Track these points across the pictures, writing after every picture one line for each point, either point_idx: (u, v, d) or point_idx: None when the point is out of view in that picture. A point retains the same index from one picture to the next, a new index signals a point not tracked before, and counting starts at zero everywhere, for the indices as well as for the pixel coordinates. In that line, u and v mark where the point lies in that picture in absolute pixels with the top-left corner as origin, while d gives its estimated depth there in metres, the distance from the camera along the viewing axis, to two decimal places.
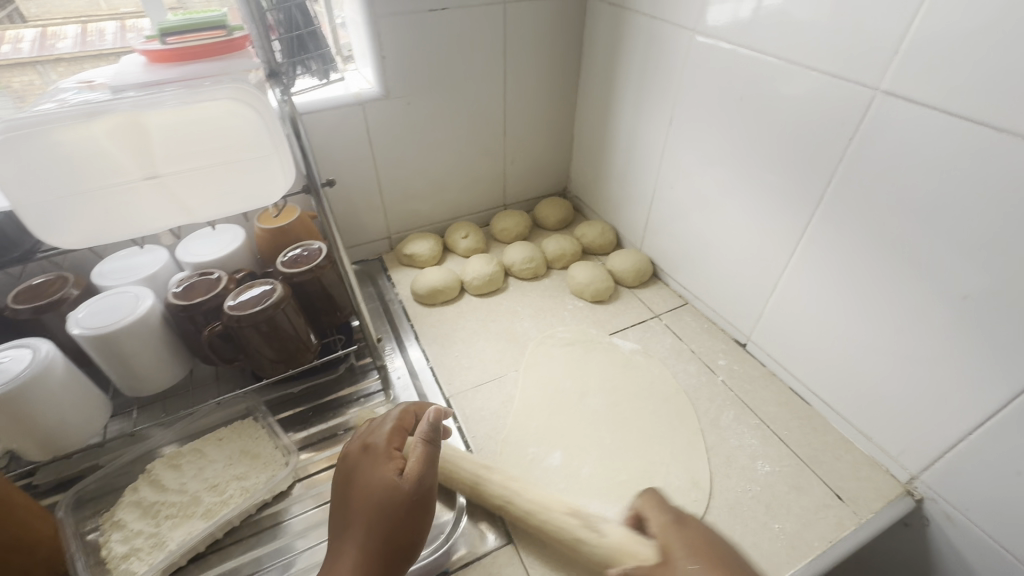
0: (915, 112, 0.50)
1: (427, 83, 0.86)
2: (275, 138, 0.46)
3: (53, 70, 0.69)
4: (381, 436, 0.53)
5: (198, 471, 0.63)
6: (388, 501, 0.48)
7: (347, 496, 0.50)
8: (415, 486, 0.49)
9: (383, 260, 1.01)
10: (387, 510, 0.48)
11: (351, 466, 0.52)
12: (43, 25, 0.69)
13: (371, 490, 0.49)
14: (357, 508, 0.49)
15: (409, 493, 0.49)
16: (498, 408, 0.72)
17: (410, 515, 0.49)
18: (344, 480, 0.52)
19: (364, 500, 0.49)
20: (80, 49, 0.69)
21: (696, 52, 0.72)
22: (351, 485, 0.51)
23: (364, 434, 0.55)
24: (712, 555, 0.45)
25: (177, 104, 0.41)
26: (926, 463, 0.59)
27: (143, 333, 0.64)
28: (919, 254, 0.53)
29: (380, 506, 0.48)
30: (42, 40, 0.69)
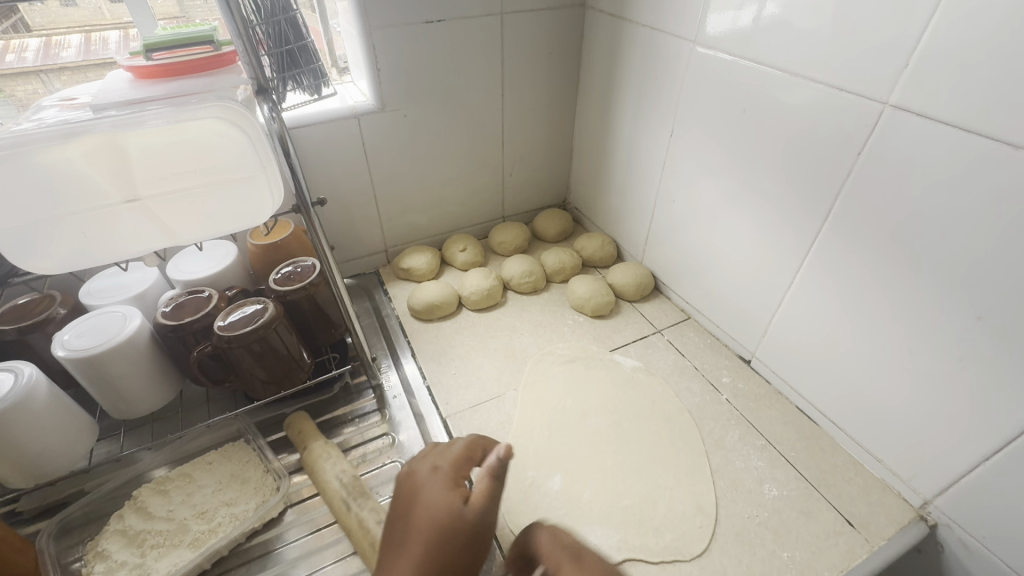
0: (924, 127, 0.49)
1: (423, 95, 0.84)
2: (263, 158, 0.45)
3: (56, 79, 0.66)
4: (444, 459, 0.50)
5: (186, 497, 0.61)
6: (452, 529, 0.44)
7: (404, 516, 0.46)
8: (479, 516, 0.45)
9: (380, 274, 0.99)
10: (449, 538, 0.44)
11: (408, 485, 0.48)
12: (47, 35, 0.66)
13: (434, 514, 0.45)
14: (414, 529, 0.45)
15: (473, 524, 0.45)
16: (495, 427, 0.70)
17: (473, 548, 0.44)
18: (399, 500, 0.47)
19: (424, 524, 0.44)
20: (88, 58, 0.67)
21: (696, 63, 0.71)
22: (407, 506, 0.46)
23: (422, 454, 0.51)
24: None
25: (159, 124, 0.40)
26: (940, 487, 0.57)
27: (131, 354, 0.62)
28: (929, 272, 0.52)
29: (444, 531, 0.44)
30: (46, 49, 0.66)
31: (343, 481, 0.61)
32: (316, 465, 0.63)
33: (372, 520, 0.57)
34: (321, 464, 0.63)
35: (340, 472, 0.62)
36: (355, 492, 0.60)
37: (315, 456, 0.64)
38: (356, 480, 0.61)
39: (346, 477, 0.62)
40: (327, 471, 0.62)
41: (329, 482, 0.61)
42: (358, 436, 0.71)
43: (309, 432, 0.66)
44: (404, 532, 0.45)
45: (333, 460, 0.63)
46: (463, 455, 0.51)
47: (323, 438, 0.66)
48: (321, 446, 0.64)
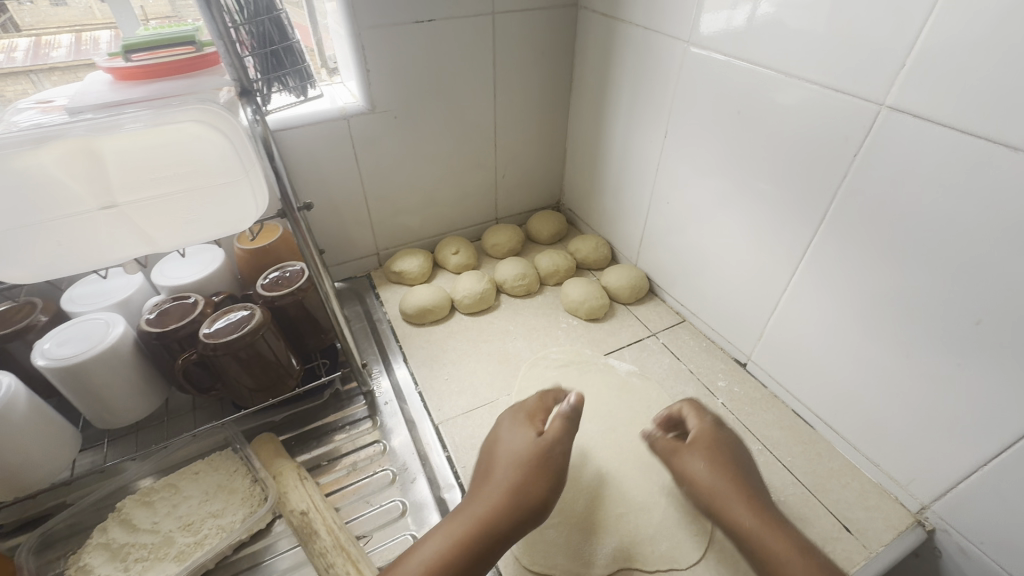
0: (921, 128, 0.48)
1: (415, 95, 0.83)
2: (245, 162, 0.43)
3: (46, 79, 0.64)
4: (524, 407, 0.59)
5: (171, 508, 0.60)
6: (529, 457, 0.52)
7: (490, 452, 0.55)
8: (551, 447, 0.53)
9: (371, 277, 0.98)
10: (525, 464, 0.51)
11: (495, 432, 0.57)
12: (37, 34, 0.65)
13: (513, 445, 0.53)
14: (500, 459, 0.52)
15: (550, 450, 0.52)
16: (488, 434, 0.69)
17: (548, 475, 0.51)
18: (488, 443, 0.56)
19: (505, 454, 0.53)
20: (76, 58, 0.65)
21: (690, 63, 0.70)
22: (493, 447, 0.55)
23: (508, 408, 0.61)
24: (744, 464, 0.58)
25: (135, 127, 0.38)
26: (938, 492, 0.56)
27: (114, 362, 0.60)
28: (925, 275, 0.51)
29: (521, 458, 0.51)
30: (36, 49, 0.65)
31: (293, 523, 0.57)
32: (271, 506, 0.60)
33: (319, 567, 0.53)
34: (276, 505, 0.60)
35: (290, 512, 0.58)
36: (302, 536, 0.56)
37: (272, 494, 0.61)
38: (304, 519, 0.57)
39: (295, 517, 0.57)
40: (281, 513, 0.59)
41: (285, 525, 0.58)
42: (348, 443, 0.69)
43: (264, 465, 0.63)
44: (490, 461, 0.53)
45: (286, 497, 0.59)
46: (544, 405, 0.60)
47: (274, 472, 0.62)
48: (272, 485, 0.61)
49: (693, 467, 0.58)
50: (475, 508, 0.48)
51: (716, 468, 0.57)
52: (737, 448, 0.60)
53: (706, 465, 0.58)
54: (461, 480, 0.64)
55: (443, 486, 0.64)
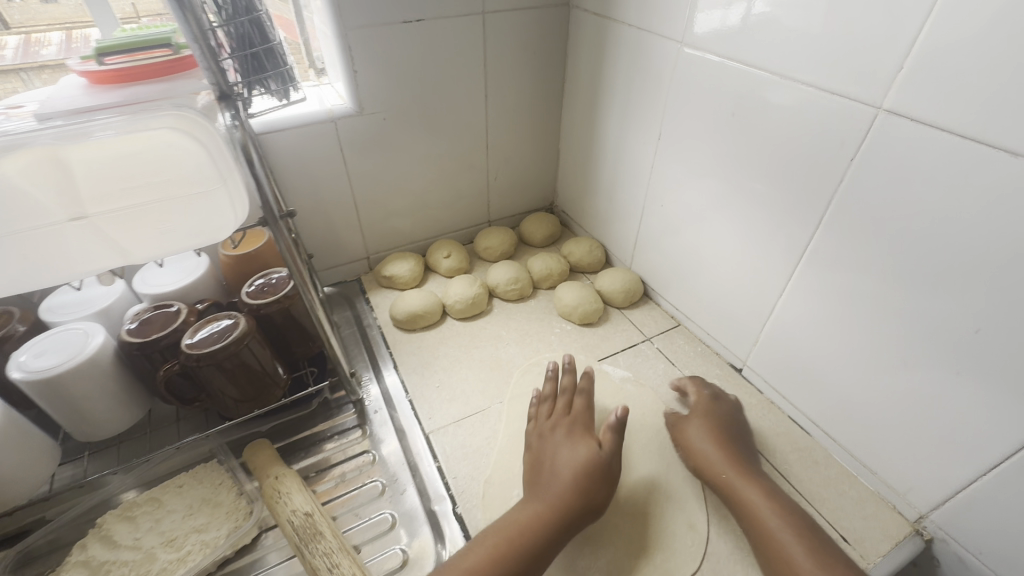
0: (918, 132, 0.47)
1: (405, 97, 0.82)
2: (223, 169, 0.42)
3: (36, 78, 0.62)
4: (571, 415, 0.62)
5: (154, 523, 0.58)
6: (592, 469, 0.56)
7: (549, 460, 0.58)
8: (611, 459, 0.57)
9: (362, 282, 0.96)
10: (589, 475, 0.55)
11: (547, 440, 0.60)
12: (27, 32, 0.63)
13: (575, 457, 0.57)
14: (562, 467, 0.56)
15: (609, 462, 0.57)
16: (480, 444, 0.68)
17: (608, 484, 0.56)
18: (540, 450, 0.59)
19: (566, 465, 0.56)
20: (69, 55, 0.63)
21: (684, 64, 0.69)
22: (549, 454, 0.58)
23: (547, 410, 0.64)
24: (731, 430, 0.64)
25: (106, 135, 0.37)
26: (936, 501, 0.56)
27: (93, 373, 0.59)
28: (923, 281, 0.50)
29: (585, 470, 0.55)
30: (26, 47, 0.63)
31: (294, 523, 0.55)
32: (268, 505, 0.57)
33: (323, 567, 0.51)
34: (273, 507, 0.57)
35: (292, 512, 0.56)
36: (306, 534, 0.54)
37: (269, 497, 0.58)
38: (309, 520, 0.55)
39: (298, 517, 0.55)
40: (279, 514, 0.56)
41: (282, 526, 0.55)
42: (337, 453, 0.68)
43: (263, 468, 0.61)
44: (551, 469, 0.56)
45: (287, 498, 0.57)
46: (587, 413, 0.63)
47: (276, 473, 0.60)
48: (273, 484, 0.59)
49: (694, 437, 0.64)
50: (544, 508, 0.53)
51: (712, 436, 0.63)
52: (733, 418, 0.66)
53: (704, 432, 0.64)
54: (452, 492, 0.63)
55: (434, 498, 0.62)
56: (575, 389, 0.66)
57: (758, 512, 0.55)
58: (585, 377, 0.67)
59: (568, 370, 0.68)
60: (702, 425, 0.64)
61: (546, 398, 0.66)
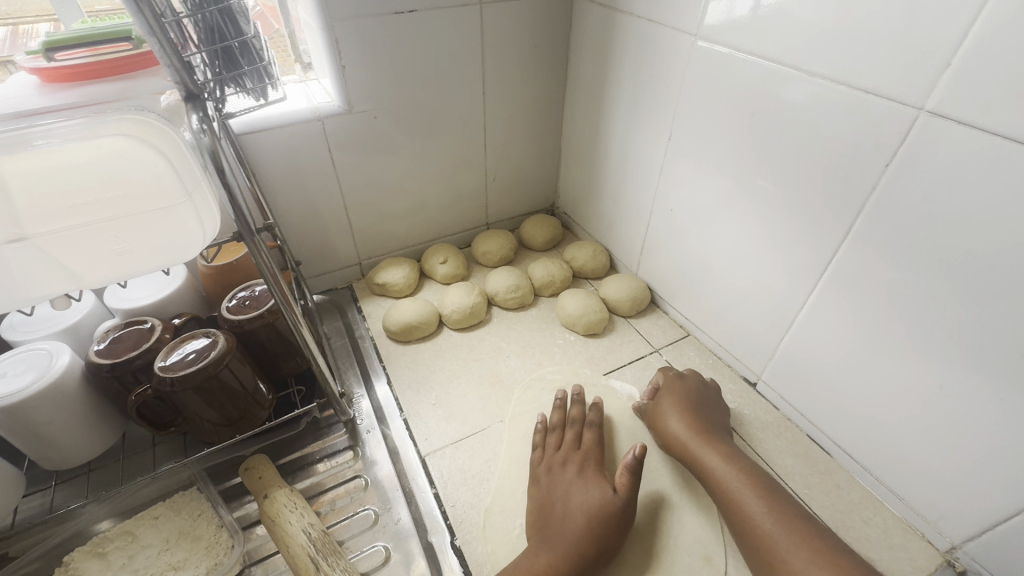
0: (966, 137, 0.42)
1: (398, 94, 0.77)
2: (187, 183, 0.38)
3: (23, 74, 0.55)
4: (582, 450, 0.59)
5: (127, 560, 0.54)
6: (604, 515, 0.52)
7: (560, 499, 0.54)
8: (625, 504, 0.53)
9: (354, 289, 0.91)
10: (602, 521, 0.51)
11: (557, 476, 0.57)
12: (14, 23, 0.58)
13: (587, 501, 0.53)
14: (574, 508, 0.52)
15: (621, 509, 0.52)
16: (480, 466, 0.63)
17: (623, 529, 0.52)
18: (550, 486, 0.56)
19: (580, 507, 0.52)
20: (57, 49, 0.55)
21: (697, 59, 0.64)
22: (561, 493, 0.55)
23: (555, 443, 0.61)
24: (695, 406, 0.63)
25: (47, 144, 0.32)
26: (971, 533, 0.52)
27: (58, 398, 0.54)
28: (965, 299, 0.46)
29: (597, 515, 0.51)
30: (14, 39, 0.57)
31: (311, 535, 0.53)
32: (279, 513, 0.54)
33: None
34: (285, 516, 0.54)
35: (308, 525, 0.54)
36: (326, 549, 0.52)
37: (277, 506, 0.55)
38: (326, 536, 0.54)
39: (316, 532, 0.54)
40: (291, 524, 0.53)
41: (293, 537, 0.52)
42: (330, 477, 0.63)
43: (271, 479, 0.58)
44: (563, 509, 0.53)
45: (300, 509, 0.55)
46: (600, 450, 0.59)
47: (288, 486, 0.58)
48: (287, 494, 0.56)
49: (664, 412, 0.63)
50: (556, 551, 0.49)
51: (681, 410, 0.62)
52: (703, 393, 0.65)
53: (670, 406, 0.63)
54: (450, 522, 0.59)
55: (431, 529, 0.58)
56: (584, 422, 0.63)
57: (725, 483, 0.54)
58: (594, 409, 0.64)
59: (575, 401, 0.65)
60: (671, 402, 0.63)
61: (550, 425, 0.63)
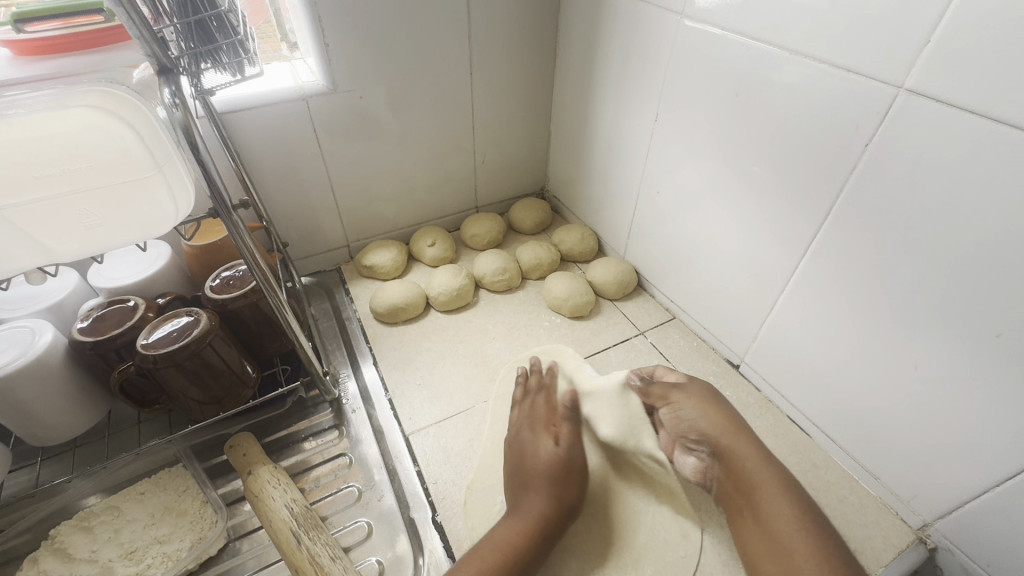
0: (945, 115, 0.42)
1: (384, 74, 0.76)
2: (157, 155, 0.38)
3: None
4: (532, 412, 0.62)
5: (113, 534, 0.54)
6: (554, 469, 0.54)
7: (517, 460, 0.57)
8: (569, 451, 0.56)
9: (342, 271, 0.91)
10: (554, 477, 0.53)
11: (515, 440, 0.59)
12: None
13: (536, 457, 0.55)
14: (529, 473, 0.54)
15: (568, 459, 0.55)
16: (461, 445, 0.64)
17: (573, 478, 0.54)
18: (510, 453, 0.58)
19: (532, 468, 0.54)
20: None
21: (684, 38, 0.63)
22: (517, 456, 0.57)
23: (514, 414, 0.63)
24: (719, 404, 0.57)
25: (15, 113, 0.32)
26: (943, 511, 0.52)
27: (41, 375, 0.54)
28: (941, 278, 0.46)
29: (548, 470, 0.54)
30: None
31: (294, 510, 0.54)
32: (260, 492, 0.55)
33: (325, 554, 0.51)
34: (267, 491, 0.55)
35: (290, 501, 0.55)
36: (308, 523, 0.53)
37: (260, 483, 0.56)
38: (308, 510, 0.55)
39: (299, 506, 0.55)
40: (273, 500, 0.54)
41: (275, 512, 0.53)
42: (315, 455, 0.64)
43: (255, 456, 0.59)
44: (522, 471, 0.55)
45: (279, 485, 0.56)
46: (551, 408, 0.61)
47: (272, 463, 0.59)
48: (270, 471, 0.57)
49: (677, 403, 0.58)
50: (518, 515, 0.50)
51: (705, 409, 0.56)
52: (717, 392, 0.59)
53: (694, 410, 0.57)
54: (432, 499, 0.59)
55: (413, 505, 0.59)
56: (536, 388, 0.65)
57: (779, 516, 0.48)
58: (550, 378, 0.66)
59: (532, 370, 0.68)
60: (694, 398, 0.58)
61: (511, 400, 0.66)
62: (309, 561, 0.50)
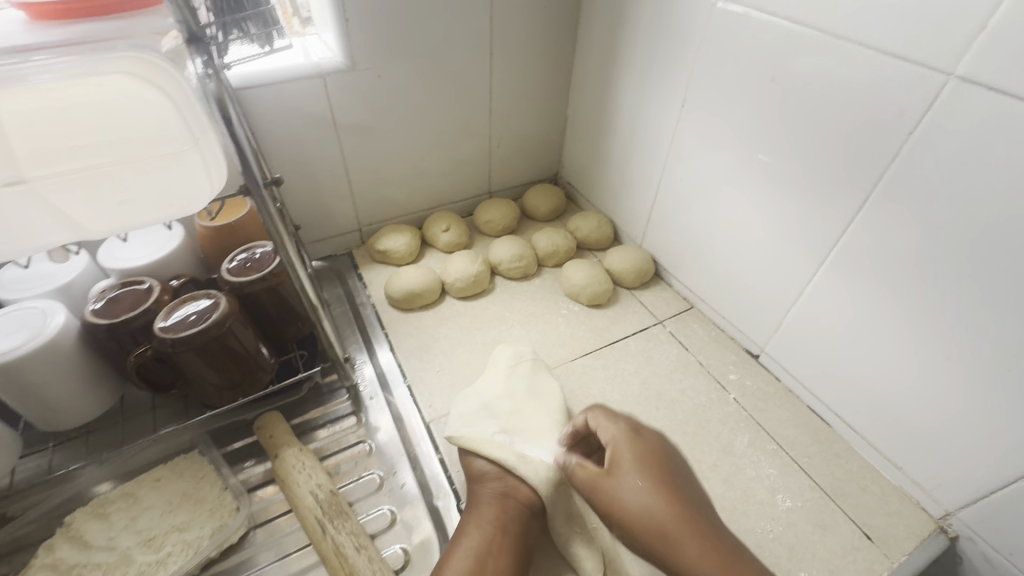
0: (995, 104, 0.41)
1: (401, 49, 0.73)
2: (193, 128, 0.35)
3: None
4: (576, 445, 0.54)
5: (130, 521, 0.53)
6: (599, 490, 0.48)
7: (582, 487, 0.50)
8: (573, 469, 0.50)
9: (353, 256, 0.90)
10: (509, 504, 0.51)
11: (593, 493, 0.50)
12: None
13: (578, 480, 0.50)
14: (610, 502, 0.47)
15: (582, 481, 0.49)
16: (476, 413, 0.61)
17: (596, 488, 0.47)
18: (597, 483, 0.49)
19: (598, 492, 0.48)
20: None
21: (717, 21, 0.62)
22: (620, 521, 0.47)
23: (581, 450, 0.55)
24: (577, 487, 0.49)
25: (42, 79, 0.30)
26: (965, 501, 0.53)
27: (55, 358, 0.52)
28: (981, 271, 0.45)
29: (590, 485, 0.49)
30: None
31: (318, 497, 0.52)
32: (286, 481, 0.54)
33: (348, 545, 0.49)
34: (293, 477, 0.54)
35: (316, 486, 0.53)
36: (333, 510, 0.51)
37: (287, 466, 0.55)
38: (334, 496, 0.53)
39: (324, 492, 0.53)
40: (300, 486, 0.53)
41: (302, 499, 0.52)
42: (333, 442, 0.63)
43: (282, 437, 0.58)
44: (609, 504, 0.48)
45: (298, 473, 0.54)
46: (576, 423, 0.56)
47: (298, 445, 0.58)
48: (296, 454, 0.56)
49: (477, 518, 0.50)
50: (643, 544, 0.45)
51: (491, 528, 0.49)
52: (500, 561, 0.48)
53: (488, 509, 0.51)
54: (455, 487, 0.59)
55: (436, 493, 0.58)
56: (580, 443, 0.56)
57: None
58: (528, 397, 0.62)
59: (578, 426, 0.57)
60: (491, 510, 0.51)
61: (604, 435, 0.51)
62: (333, 552, 0.48)
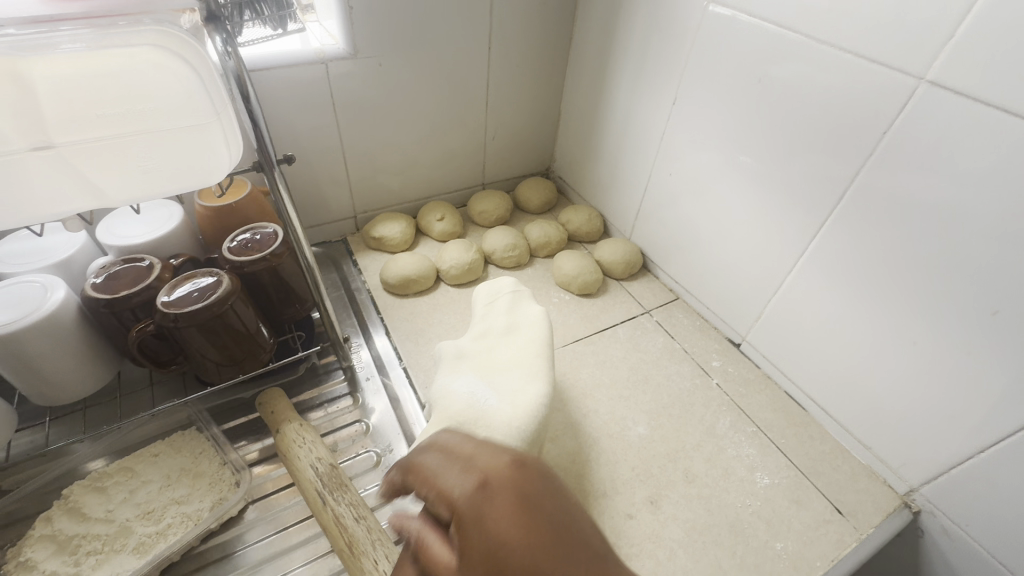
0: (960, 106, 0.45)
1: (402, 39, 0.75)
2: (217, 103, 0.38)
3: None
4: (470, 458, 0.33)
5: (128, 495, 0.54)
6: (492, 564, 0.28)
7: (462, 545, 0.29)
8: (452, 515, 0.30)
9: (348, 243, 0.91)
10: None
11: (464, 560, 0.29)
12: None
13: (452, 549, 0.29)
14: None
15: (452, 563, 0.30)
16: (449, 361, 0.61)
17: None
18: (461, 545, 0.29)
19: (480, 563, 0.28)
20: None
21: (709, 23, 0.65)
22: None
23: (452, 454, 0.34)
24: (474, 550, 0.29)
25: (74, 49, 0.31)
26: (928, 477, 0.57)
27: (55, 331, 0.52)
28: (948, 262, 0.49)
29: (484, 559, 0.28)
30: None
31: (319, 470, 0.54)
32: (287, 456, 0.55)
33: (348, 515, 0.50)
34: (294, 451, 0.55)
35: (316, 459, 0.55)
36: (333, 483, 0.53)
37: (288, 441, 0.56)
38: (333, 470, 0.54)
39: (324, 465, 0.54)
40: (301, 459, 0.55)
41: (302, 471, 0.54)
42: (330, 421, 0.64)
43: (284, 413, 0.59)
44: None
45: (296, 451, 0.55)
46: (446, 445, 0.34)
47: (299, 420, 0.59)
48: (297, 429, 0.57)
49: None
50: None
51: None
52: None
53: None
54: None
55: None
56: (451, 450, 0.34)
57: None
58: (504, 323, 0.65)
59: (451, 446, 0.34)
60: None
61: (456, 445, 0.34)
62: (334, 522, 0.50)
